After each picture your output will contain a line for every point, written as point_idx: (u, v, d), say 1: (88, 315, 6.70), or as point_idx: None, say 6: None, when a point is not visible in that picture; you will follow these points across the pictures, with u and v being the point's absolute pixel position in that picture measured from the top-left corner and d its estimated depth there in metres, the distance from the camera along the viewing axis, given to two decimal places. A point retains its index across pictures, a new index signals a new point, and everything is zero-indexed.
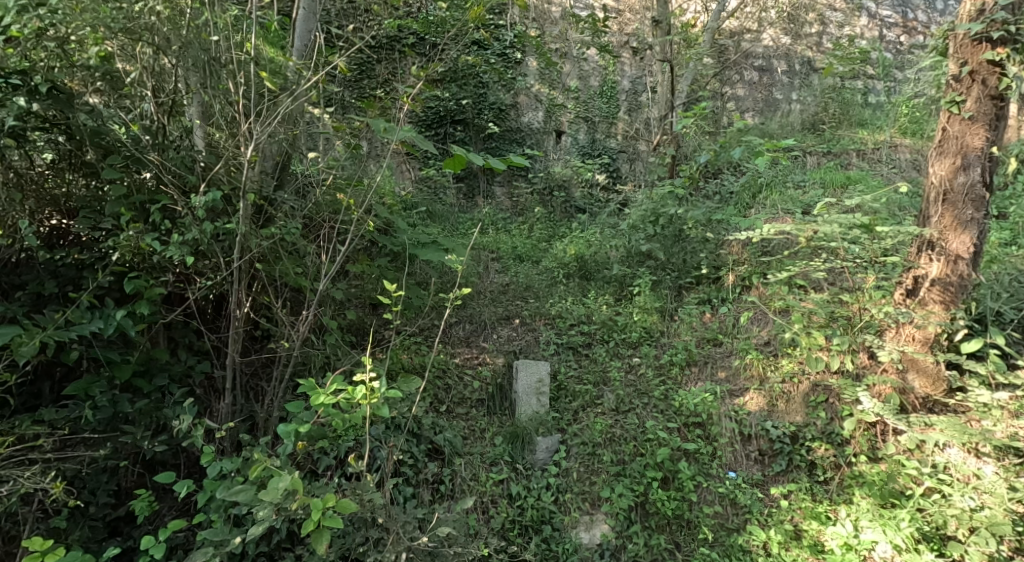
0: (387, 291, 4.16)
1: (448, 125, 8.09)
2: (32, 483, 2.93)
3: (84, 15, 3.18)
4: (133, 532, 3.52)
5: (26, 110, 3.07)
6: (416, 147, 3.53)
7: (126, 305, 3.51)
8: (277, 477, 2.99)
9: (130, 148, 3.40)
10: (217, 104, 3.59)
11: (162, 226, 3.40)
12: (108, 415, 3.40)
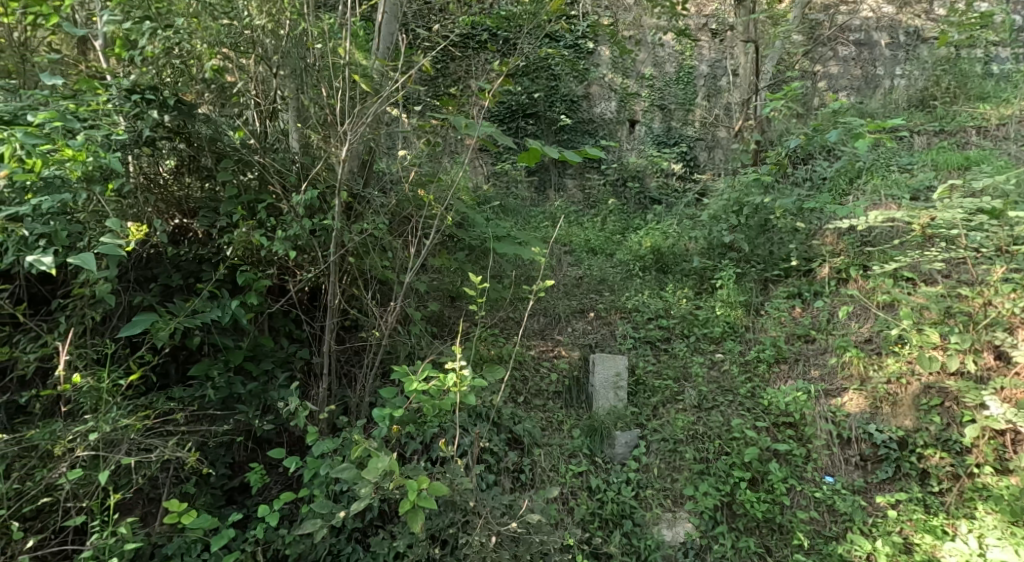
0: (470, 284, 4.27)
1: (520, 119, 8.15)
2: (173, 451, 3.34)
3: (205, 34, 3.48)
4: (246, 502, 3.91)
5: (159, 122, 3.51)
6: (495, 142, 3.64)
7: (238, 294, 3.90)
8: (376, 457, 3.20)
9: (239, 152, 3.76)
10: (313, 107, 3.88)
11: (268, 223, 3.74)
12: (225, 395, 3.80)
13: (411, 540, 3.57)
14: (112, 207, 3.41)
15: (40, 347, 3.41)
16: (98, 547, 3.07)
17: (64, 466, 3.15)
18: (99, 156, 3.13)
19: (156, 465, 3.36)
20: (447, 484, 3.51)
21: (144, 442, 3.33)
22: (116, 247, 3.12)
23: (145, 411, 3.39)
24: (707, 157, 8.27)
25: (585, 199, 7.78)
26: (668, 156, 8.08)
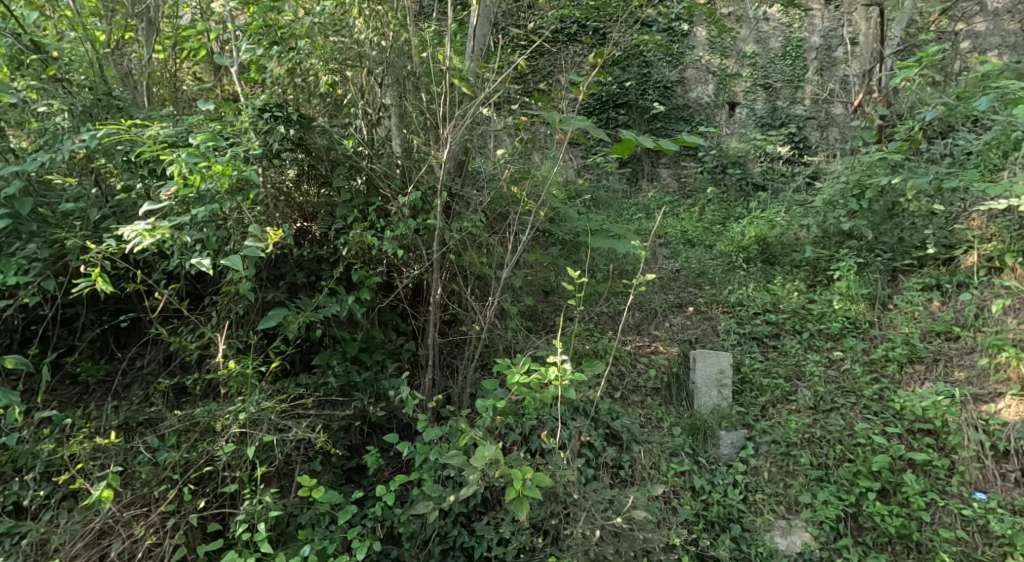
0: (567, 278, 4.37)
1: (610, 110, 7.96)
2: (306, 432, 3.54)
3: (324, 53, 3.69)
4: (363, 482, 4.01)
5: (286, 136, 3.69)
6: (590, 136, 3.53)
7: (353, 290, 4.10)
8: (483, 446, 3.25)
9: (352, 158, 3.87)
10: (415, 112, 3.91)
11: (378, 223, 3.83)
12: (344, 383, 4.04)
13: (514, 527, 3.55)
14: (253, 214, 3.64)
15: (196, 339, 3.76)
16: (249, 513, 3.29)
17: (223, 440, 3.41)
18: (241, 170, 3.32)
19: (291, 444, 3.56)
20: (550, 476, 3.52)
21: (281, 423, 3.54)
22: (258, 249, 3.34)
23: (282, 395, 3.64)
24: (819, 137, 7.61)
25: (681, 188, 7.39)
26: (774, 138, 7.51)
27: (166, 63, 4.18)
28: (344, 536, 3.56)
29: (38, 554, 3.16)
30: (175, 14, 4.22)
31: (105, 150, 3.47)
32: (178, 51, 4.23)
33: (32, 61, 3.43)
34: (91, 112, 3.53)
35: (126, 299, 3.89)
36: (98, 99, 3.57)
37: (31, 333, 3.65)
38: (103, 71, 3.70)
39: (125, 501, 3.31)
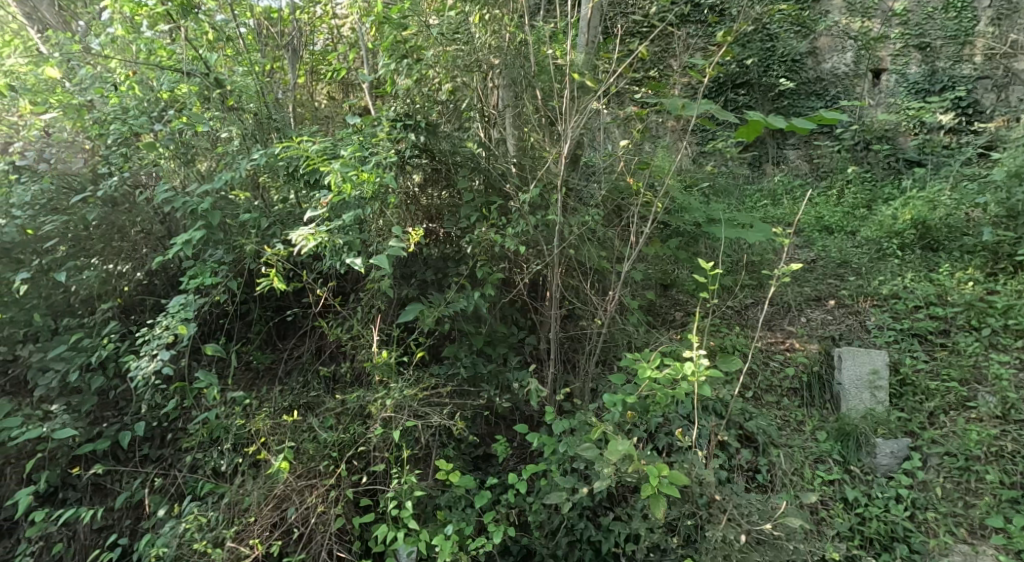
0: (691, 270, 4.23)
1: (729, 91, 7.31)
2: (444, 420, 3.34)
3: (450, 61, 3.42)
4: (490, 469, 3.71)
5: (418, 145, 3.32)
6: (716, 120, 3.24)
7: (481, 287, 3.56)
8: (615, 440, 3.12)
9: (474, 159, 3.46)
10: (532, 108, 3.51)
11: (501, 219, 3.42)
12: (469, 375, 3.61)
13: (646, 524, 3.35)
14: (392, 218, 3.39)
15: (347, 330, 3.65)
16: (397, 490, 3.15)
17: (376, 424, 3.31)
18: (385, 176, 3.12)
19: (431, 430, 3.36)
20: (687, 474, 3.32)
21: (419, 410, 3.33)
22: (401, 250, 3.17)
23: (423, 382, 3.44)
24: (995, 99, 6.52)
25: (813, 169, 6.84)
26: (934, 105, 6.39)
27: (305, 87, 4.15)
28: (479, 518, 3.43)
29: (232, 516, 3.17)
30: (311, 42, 4.18)
31: (269, 166, 3.52)
32: (316, 76, 4.23)
33: (213, 95, 3.49)
34: (255, 135, 3.55)
35: (285, 296, 3.88)
36: (260, 120, 3.57)
37: (219, 325, 3.78)
38: (265, 97, 3.64)
39: (297, 472, 3.26)
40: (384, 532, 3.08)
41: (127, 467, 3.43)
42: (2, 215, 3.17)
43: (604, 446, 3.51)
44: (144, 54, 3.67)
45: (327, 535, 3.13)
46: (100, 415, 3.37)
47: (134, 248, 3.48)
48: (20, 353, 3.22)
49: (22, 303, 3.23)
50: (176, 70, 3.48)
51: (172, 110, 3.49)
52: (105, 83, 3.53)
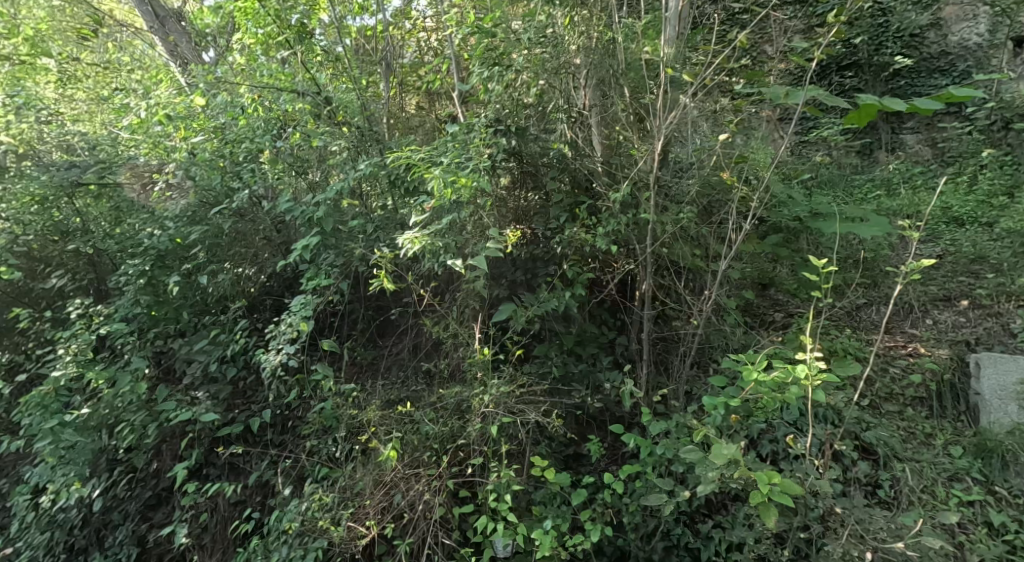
0: (792, 268, 4.00)
1: (834, 74, 6.46)
2: (540, 418, 3.32)
3: (542, 66, 3.38)
4: (581, 469, 3.64)
5: (509, 149, 3.29)
6: (827, 107, 3.05)
7: (572, 287, 3.50)
8: (720, 443, 2.99)
9: (561, 161, 3.42)
10: (622, 108, 3.45)
11: (591, 220, 3.38)
12: (560, 374, 3.58)
13: (754, 535, 3.15)
14: (489, 219, 3.35)
15: (443, 329, 3.54)
16: (496, 484, 3.17)
17: (477, 421, 3.27)
18: (481, 181, 3.09)
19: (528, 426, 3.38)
20: (795, 482, 3.13)
21: (515, 407, 3.31)
22: (499, 251, 3.15)
23: (518, 379, 3.40)
24: None
25: (937, 154, 5.90)
26: None
27: (396, 96, 4.17)
28: (574, 516, 3.41)
29: (346, 498, 3.27)
30: (400, 55, 4.21)
31: (370, 176, 3.46)
32: (405, 87, 4.24)
33: (323, 113, 3.63)
34: (360, 147, 3.55)
35: (387, 297, 3.97)
36: (363, 134, 3.61)
37: (329, 322, 3.90)
38: (367, 112, 3.77)
39: (404, 461, 3.32)
40: (483, 524, 3.12)
41: (255, 449, 3.55)
42: (157, 227, 3.59)
43: (706, 450, 3.40)
44: (263, 78, 3.76)
45: (429, 523, 3.19)
46: (233, 402, 3.54)
47: (257, 252, 3.65)
48: (171, 346, 3.51)
49: (171, 303, 3.55)
50: (293, 90, 3.62)
51: (290, 128, 3.61)
52: (235, 108, 3.67)
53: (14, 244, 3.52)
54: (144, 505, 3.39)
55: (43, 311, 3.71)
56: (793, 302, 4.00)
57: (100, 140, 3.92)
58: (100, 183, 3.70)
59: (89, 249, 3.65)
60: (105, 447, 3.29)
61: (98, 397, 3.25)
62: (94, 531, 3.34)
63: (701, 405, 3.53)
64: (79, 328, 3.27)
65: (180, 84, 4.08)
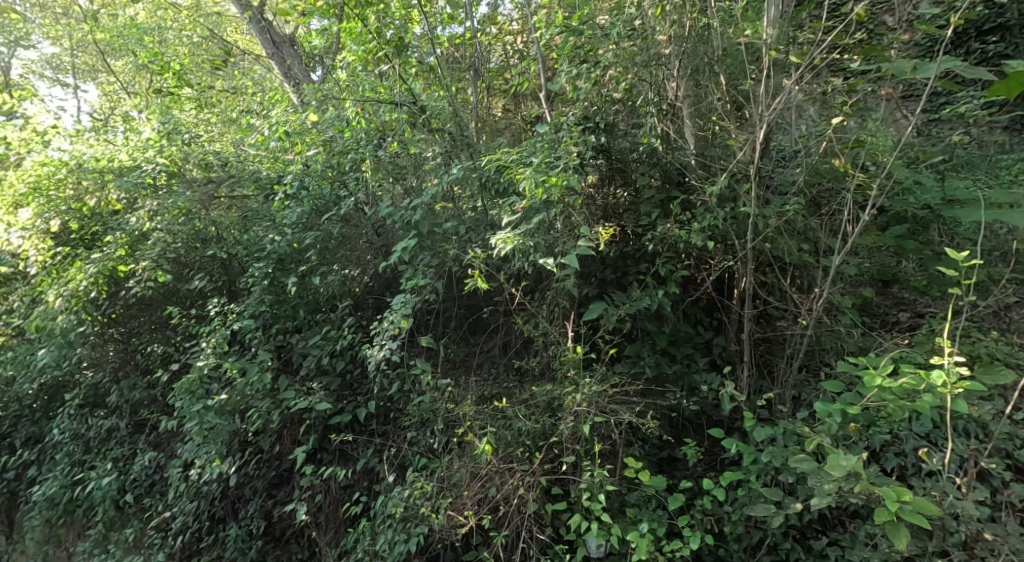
0: (920, 264, 3.60)
1: (972, 41, 5.65)
2: (635, 419, 3.24)
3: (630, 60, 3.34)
4: (676, 474, 3.52)
5: (599, 146, 3.26)
6: (965, 80, 2.72)
7: (665, 285, 3.40)
8: (838, 453, 2.76)
9: (653, 155, 3.36)
10: (715, 98, 3.34)
11: (684, 216, 3.26)
12: (654, 375, 3.48)
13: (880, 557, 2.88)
14: (580, 217, 3.31)
15: (534, 327, 3.52)
16: (590, 483, 3.14)
17: (569, 419, 3.23)
18: (572, 180, 3.05)
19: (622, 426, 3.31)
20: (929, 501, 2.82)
21: (608, 407, 3.26)
22: (591, 249, 3.10)
23: (611, 379, 3.32)
24: None
25: None
26: None
27: (483, 100, 4.32)
28: (671, 521, 3.30)
29: (444, 489, 3.33)
30: (487, 59, 4.36)
31: (463, 179, 3.54)
32: (492, 91, 4.39)
33: (420, 121, 3.68)
34: (454, 152, 3.71)
35: (479, 295, 3.88)
36: (455, 140, 3.70)
37: (426, 318, 3.83)
38: (459, 118, 3.82)
39: (500, 455, 3.33)
40: (578, 522, 3.11)
41: (362, 437, 3.75)
42: (278, 233, 3.95)
43: (819, 460, 3.15)
44: (366, 92, 3.95)
45: (523, 518, 3.23)
46: (341, 394, 3.79)
47: (360, 255, 3.90)
48: (290, 341, 3.86)
49: (289, 302, 3.90)
50: (393, 102, 3.74)
51: (390, 137, 3.79)
52: (342, 121, 3.91)
53: (166, 249, 3.98)
54: (269, 483, 3.79)
55: (186, 309, 4.21)
56: (920, 300, 3.61)
57: (230, 158, 4.41)
58: (229, 196, 4.20)
59: (224, 254, 4.11)
60: (238, 430, 3.64)
61: (232, 385, 3.59)
62: (230, 503, 3.78)
63: (811, 411, 3.31)
64: (218, 324, 3.66)
65: (296, 104, 4.50)
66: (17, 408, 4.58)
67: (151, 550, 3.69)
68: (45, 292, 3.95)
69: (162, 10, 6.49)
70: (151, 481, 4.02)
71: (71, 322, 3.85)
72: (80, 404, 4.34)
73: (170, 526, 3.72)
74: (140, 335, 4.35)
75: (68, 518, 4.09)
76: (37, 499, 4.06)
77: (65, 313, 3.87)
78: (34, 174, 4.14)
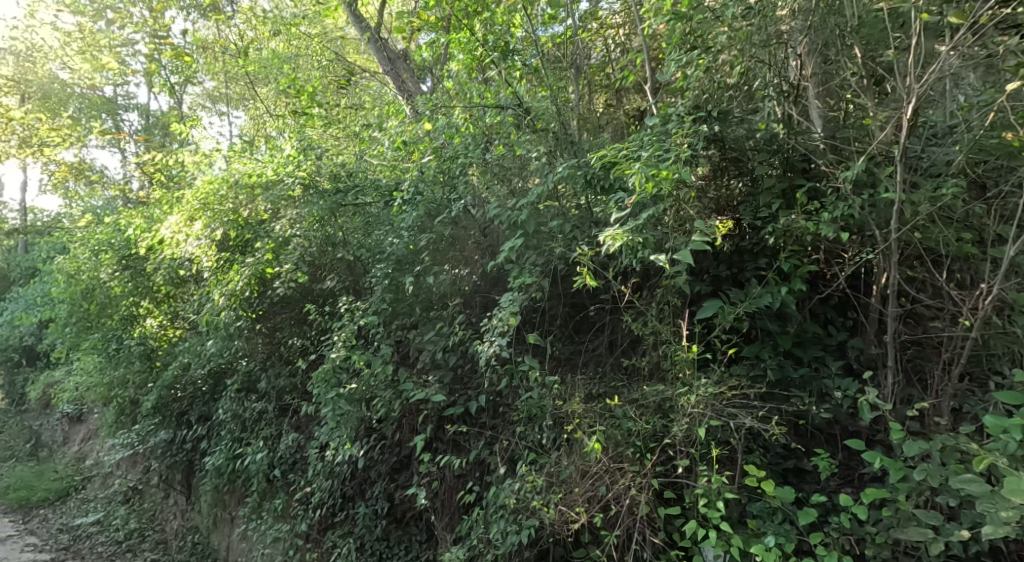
0: None
1: None
2: (759, 424, 3.01)
3: (748, 41, 3.16)
4: (804, 486, 3.23)
5: (714, 135, 3.05)
6: None
7: (789, 281, 3.13)
8: (1020, 476, 2.34)
9: (774, 140, 3.09)
10: (849, 73, 3.06)
11: (812, 207, 2.96)
12: (778, 379, 3.22)
13: None
14: (693, 212, 3.11)
15: (643, 325, 3.41)
16: (707, 488, 2.97)
17: (683, 421, 3.07)
18: (683, 173, 2.85)
19: (742, 431, 3.09)
20: None
21: (726, 411, 3.06)
22: (706, 245, 2.89)
23: (728, 381, 3.11)
24: None
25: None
26: None
27: (585, 97, 4.33)
28: (800, 537, 3.01)
29: (554, 484, 3.35)
30: (589, 56, 4.35)
31: (568, 177, 3.53)
32: (593, 86, 4.38)
33: (525, 123, 3.82)
34: (558, 151, 3.69)
35: (584, 293, 3.84)
36: (558, 139, 3.72)
37: (533, 315, 3.85)
38: (562, 117, 3.90)
39: (609, 454, 3.27)
40: (695, 530, 2.96)
41: (475, 429, 3.91)
42: (396, 236, 4.20)
43: (988, 481, 2.71)
44: (474, 99, 4.20)
45: (635, 520, 3.15)
46: (455, 386, 3.98)
47: (469, 255, 4.02)
48: (408, 336, 4.10)
49: (406, 300, 4.12)
50: (498, 107, 3.92)
51: (496, 140, 3.94)
52: (451, 128, 4.12)
53: (303, 253, 4.49)
54: (392, 467, 4.13)
55: (321, 305, 4.69)
56: None
57: (353, 169, 4.71)
58: (353, 204, 4.47)
59: (351, 256, 4.45)
60: (366, 416, 3.96)
61: (361, 375, 3.91)
62: (358, 484, 4.19)
63: (978, 424, 2.86)
64: (346, 319, 4.04)
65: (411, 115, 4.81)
66: (194, 390, 5.61)
67: (296, 520, 4.24)
68: (213, 292, 4.72)
69: (296, 41, 7.54)
70: (294, 458, 4.59)
71: (232, 316, 4.59)
72: (238, 388, 5.04)
73: (311, 501, 4.18)
74: (282, 330, 4.95)
75: (231, 486, 5.01)
76: (209, 469, 4.98)
77: (229, 308, 4.63)
78: (203, 193, 4.92)
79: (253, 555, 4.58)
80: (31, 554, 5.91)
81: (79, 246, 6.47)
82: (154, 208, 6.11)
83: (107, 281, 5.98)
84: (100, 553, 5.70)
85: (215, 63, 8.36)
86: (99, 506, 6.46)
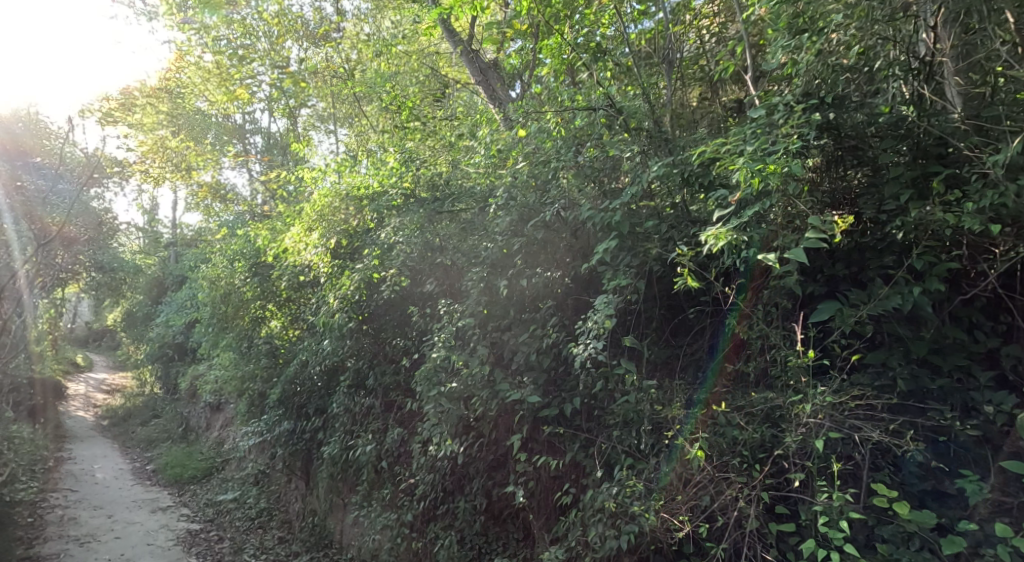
0: None
1: None
2: (888, 438, 2.67)
3: (870, 18, 2.83)
4: (946, 513, 2.71)
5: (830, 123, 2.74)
6: None
7: (923, 281, 2.77)
8: None
9: (902, 123, 2.74)
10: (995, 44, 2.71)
11: (951, 197, 2.59)
12: (911, 389, 2.86)
13: None
14: (805, 207, 2.84)
15: (750, 328, 3.20)
16: (827, 506, 2.65)
17: (797, 431, 2.80)
18: (792, 166, 2.60)
19: (869, 445, 2.76)
20: None
21: (849, 422, 2.75)
22: (821, 243, 2.61)
23: (851, 390, 2.77)
24: None
25: None
26: None
27: (677, 92, 4.24)
28: None
29: (653, 491, 3.21)
30: (680, 50, 4.22)
31: (663, 176, 3.37)
32: (685, 78, 4.25)
33: (617, 123, 3.70)
34: (651, 150, 3.52)
35: (682, 294, 3.66)
36: (652, 137, 3.55)
37: (628, 317, 3.73)
38: (657, 114, 3.82)
39: (713, 463, 3.05)
40: (814, 551, 2.65)
41: (570, 430, 3.86)
42: (491, 241, 4.25)
43: None
44: (565, 102, 4.12)
45: (743, 535, 2.92)
46: (551, 386, 3.97)
47: (561, 258, 3.97)
48: (502, 338, 4.15)
49: (501, 302, 4.19)
50: (591, 110, 3.76)
51: (589, 143, 3.75)
52: (545, 132, 4.03)
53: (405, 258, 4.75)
54: (489, 465, 4.25)
55: (421, 306, 4.94)
56: None
57: (450, 177, 4.91)
58: (449, 210, 4.64)
59: (450, 261, 4.60)
60: (467, 413, 4.08)
61: (463, 374, 4.04)
62: (458, 479, 4.35)
63: None
64: (445, 321, 4.25)
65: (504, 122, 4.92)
66: (312, 385, 6.10)
67: (402, 510, 4.53)
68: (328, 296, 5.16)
69: (395, 60, 8.03)
70: (398, 452, 4.91)
71: (344, 317, 5.01)
72: (350, 385, 5.47)
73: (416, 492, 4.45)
74: (388, 328, 5.32)
75: (343, 474, 5.43)
76: (326, 457, 5.41)
77: (341, 310, 5.06)
78: (320, 206, 5.28)
79: (365, 539, 4.91)
80: (185, 524, 6.86)
81: (218, 257, 7.50)
82: (276, 221, 6.79)
83: (241, 286, 6.89)
84: (238, 527, 6.49)
85: (323, 84, 9.06)
86: (237, 486, 7.36)
